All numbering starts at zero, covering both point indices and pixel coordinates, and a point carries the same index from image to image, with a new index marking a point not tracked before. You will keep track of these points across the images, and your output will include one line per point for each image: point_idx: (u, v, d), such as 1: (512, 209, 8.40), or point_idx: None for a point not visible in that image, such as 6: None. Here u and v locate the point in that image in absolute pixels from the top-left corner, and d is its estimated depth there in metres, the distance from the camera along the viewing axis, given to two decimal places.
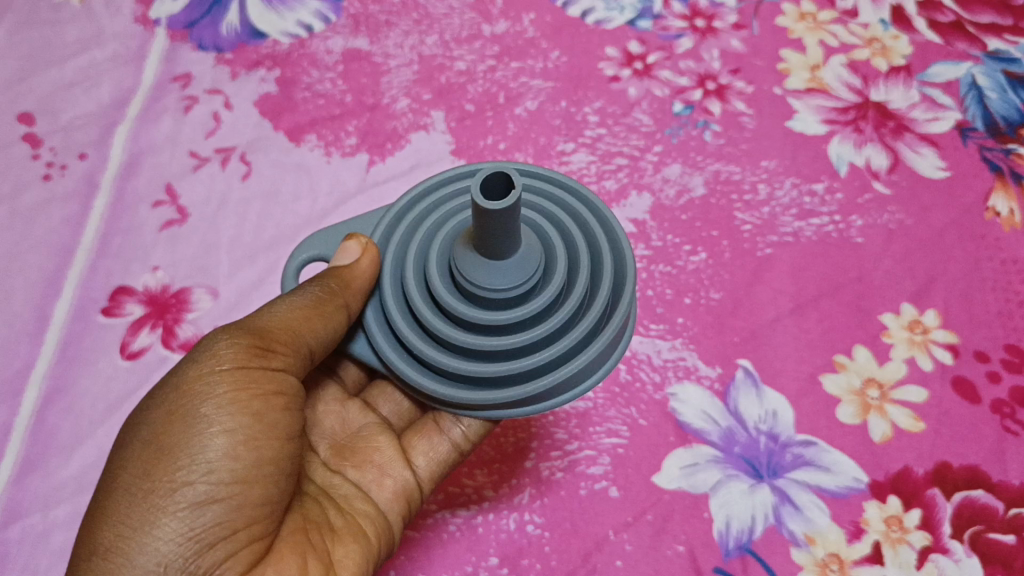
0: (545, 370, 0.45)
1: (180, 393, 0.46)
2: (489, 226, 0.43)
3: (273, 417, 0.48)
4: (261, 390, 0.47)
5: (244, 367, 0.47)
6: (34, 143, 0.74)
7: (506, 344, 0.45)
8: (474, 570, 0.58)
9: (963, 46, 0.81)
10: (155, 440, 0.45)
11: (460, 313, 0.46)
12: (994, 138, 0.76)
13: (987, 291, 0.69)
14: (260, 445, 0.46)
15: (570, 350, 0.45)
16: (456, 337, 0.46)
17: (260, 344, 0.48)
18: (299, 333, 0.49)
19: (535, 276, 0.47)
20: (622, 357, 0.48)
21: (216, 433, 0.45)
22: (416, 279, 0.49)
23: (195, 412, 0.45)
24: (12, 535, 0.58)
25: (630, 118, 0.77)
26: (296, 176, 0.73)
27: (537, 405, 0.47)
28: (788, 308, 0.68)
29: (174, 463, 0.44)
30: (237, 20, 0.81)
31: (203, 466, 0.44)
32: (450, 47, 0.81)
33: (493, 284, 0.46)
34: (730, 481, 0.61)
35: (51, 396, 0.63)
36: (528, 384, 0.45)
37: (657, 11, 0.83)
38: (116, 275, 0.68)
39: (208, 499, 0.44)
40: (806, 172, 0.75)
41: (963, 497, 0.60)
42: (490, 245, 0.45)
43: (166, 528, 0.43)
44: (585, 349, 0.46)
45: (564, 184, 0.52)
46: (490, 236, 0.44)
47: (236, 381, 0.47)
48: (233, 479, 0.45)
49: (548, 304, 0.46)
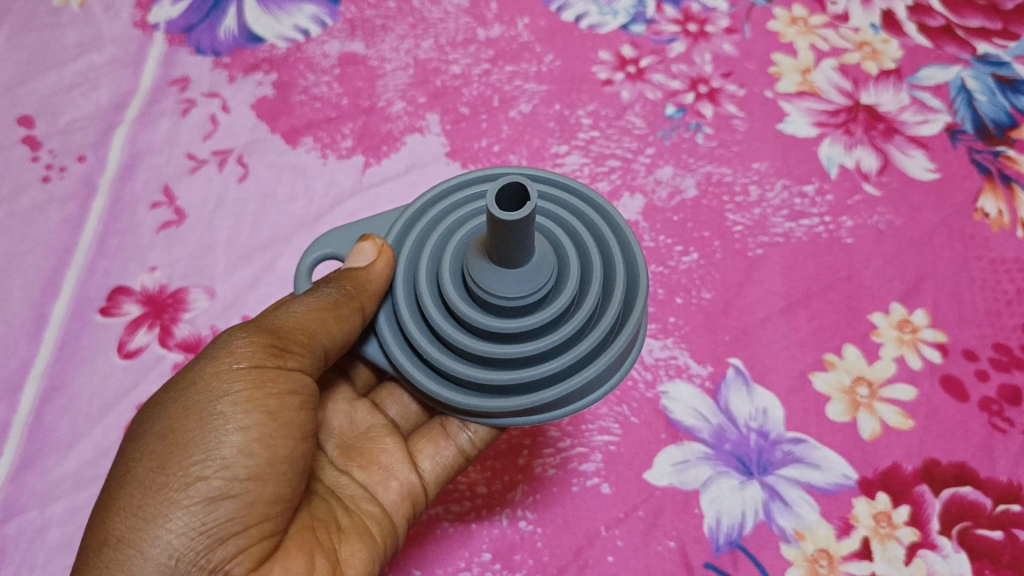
0: (549, 380, 0.46)
1: (197, 389, 0.47)
2: (503, 236, 0.43)
3: (287, 417, 0.48)
4: (277, 389, 0.48)
5: (260, 367, 0.48)
6: (34, 146, 0.75)
7: (514, 353, 0.46)
8: (468, 566, 0.59)
9: (953, 50, 0.82)
10: (170, 433, 0.46)
11: (471, 319, 0.47)
12: (982, 140, 0.77)
13: (975, 290, 0.70)
14: (274, 443, 0.47)
15: (576, 364, 0.46)
16: (466, 344, 0.47)
17: (278, 344, 0.49)
18: (315, 334, 0.49)
19: (546, 285, 0.47)
20: (630, 368, 0.49)
21: (232, 430, 0.46)
22: (429, 282, 0.50)
23: (211, 409, 0.46)
24: (10, 531, 0.59)
25: (623, 121, 0.78)
26: (292, 178, 0.74)
27: (542, 416, 0.47)
28: (778, 306, 0.69)
29: (188, 458, 0.45)
30: (234, 24, 0.82)
31: (218, 462, 0.45)
32: (445, 50, 0.82)
33: (504, 292, 0.46)
34: (721, 478, 0.61)
35: (49, 394, 0.64)
36: (537, 393, 0.46)
37: (650, 16, 0.84)
38: (114, 275, 0.69)
39: (221, 495, 0.45)
40: (797, 174, 0.75)
41: (951, 494, 0.61)
42: (503, 254, 0.45)
43: (177, 522, 0.44)
44: (590, 363, 0.46)
45: (581, 193, 0.53)
46: (502, 245, 0.44)
47: (253, 380, 0.48)
48: (247, 475, 0.46)
49: (557, 318, 0.47)
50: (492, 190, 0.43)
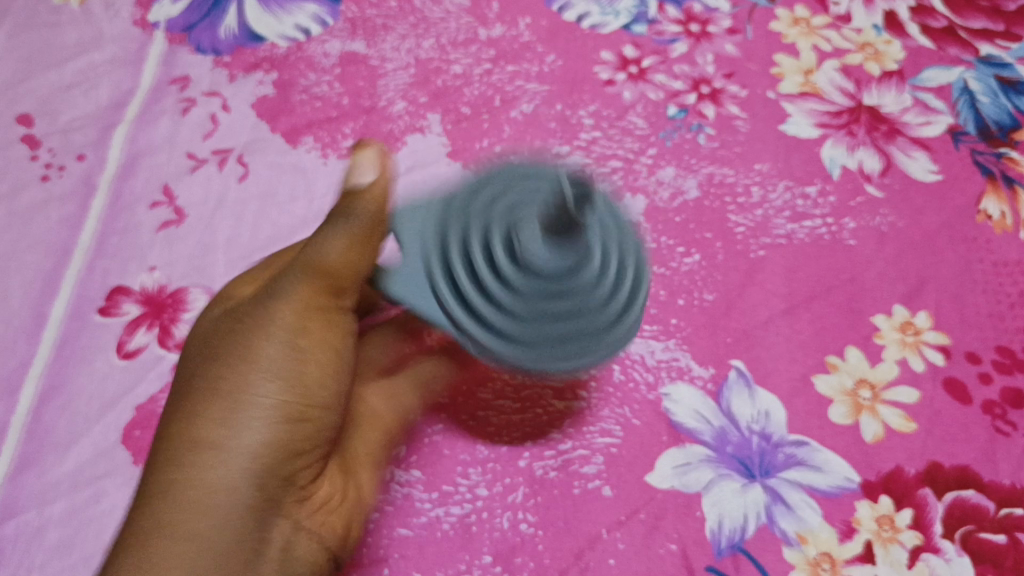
0: (584, 343, 0.51)
1: (261, 317, 0.56)
2: (536, 197, 0.46)
3: (334, 357, 0.59)
4: (325, 329, 0.58)
5: (312, 303, 0.57)
6: (33, 144, 0.74)
7: (552, 312, 0.50)
8: (468, 569, 0.58)
9: (956, 51, 0.82)
10: (236, 351, 0.55)
11: (506, 277, 0.50)
12: (985, 142, 0.77)
13: (977, 292, 0.70)
14: (322, 380, 0.57)
15: (606, 322, 0.51)
16: (508, 305, 0.50)
17: (335, 290, 0.58)
18: (353, 262, 0.56)
19: (570, 245, 0.50)
20: (636, 320, 0.53)
21: (287, 351, 0.56)
22: (459, 246, 0.52)
23: (268, 331, 0.56)
24: (8, 532, 0.58)
25: (625, 121, 0.78)
26: (293, 177, 0.73)
27: (579, 372, 0.53)
28: (780, 308, 0.68)
29: (253, 381, 0.54)
30: (234, 23, 0.81)
31: (274, 378, 0.55)
32: (447, 50, 0.81)
33: (536, 248, 0.49)
34: (723, 481, 0.61)
35: (46, 394, 0.63)
36: (580, 348, 0.51)
37: (652, 16, 0.84)
38: (113, 274, 0.68)
39: (276, 410, 0.54)
40: (799, 175, 0.75)
41: (954, 497, 0.61)
42: (534, 219, 0.48)
43: (245, 427, 0.53)
44: (619, 320, 0.52)
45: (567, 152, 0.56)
46: (533, 209, 0.47)
47: (304, 314, 0.57)
48: (300, 400, 0.56)
49: (590, 283, 0.51)
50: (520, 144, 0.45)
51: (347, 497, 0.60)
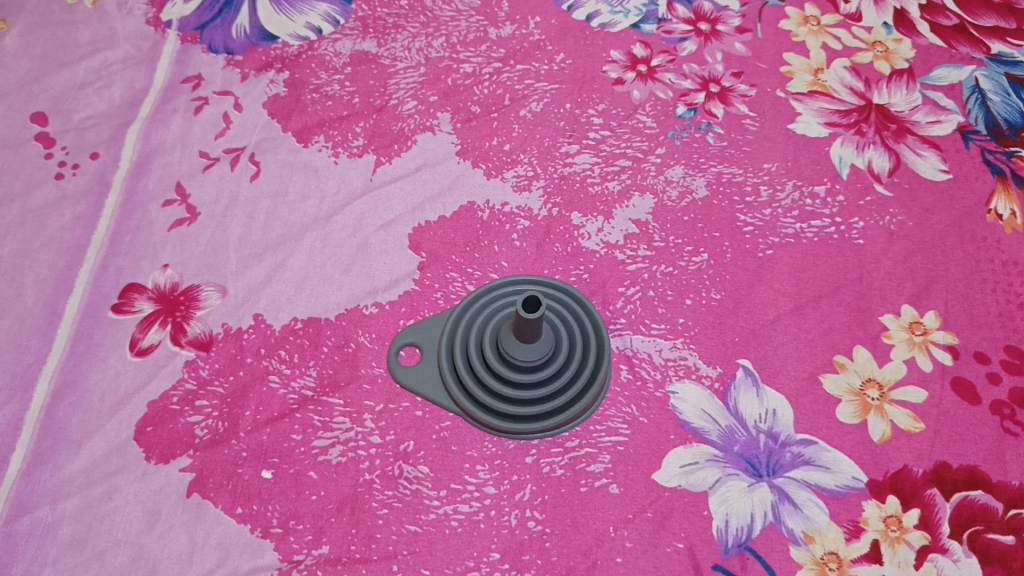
0: (579, 387, 0.62)
1: None
2: (534, 357, 0.60)
3: None
4: None
5: None
6: (47, 142, 0.75)
7: (536, 391, 0.61)
8: (477, 566, 0.58)
9: (967, 50, 0.83)
10: None
11: (503, 392, 0.61)
12: (996, 141, 0.77)
13: (987, 292, 0.69)
14: None
15: (572, 400, 0.62)
16: (502, 389, 0.61)
17: None
18: None
19: (557, 358, 0.62)
20: (603, 398, 0.64)
21: None
22: (465, 360, 0.63)
23: None
24: (22, 527, 0.59)
25: (634, 120, 0.78)
26: (304, 176, 0.74)
27: (553, 417, 0.62)
28: (788, 307, 0.68)
29: None
30: (247, 22, 0.82)
31: None
32: (457, 49, 0.82)
33: (526, 384, 0.61)
34: (730, 480, 0.61)
35: (60, 391, 0.64)
36: (551, 419, 0.62)
37: (661, 15, 0.85)
38: (126, 273, 0.69)
39: None
40: (808, 174, 0.75)
41: (962, 497, 0.61)
42: (528, 341, 0.59)
43: None
44: (602, 364, 0.64)
45: (563, 299, 0.66)
46: (529, 337, 0.59)
47: None
48: None
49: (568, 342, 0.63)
50: (523, 335, 0.59)
51: (355, 493, 0.60)
